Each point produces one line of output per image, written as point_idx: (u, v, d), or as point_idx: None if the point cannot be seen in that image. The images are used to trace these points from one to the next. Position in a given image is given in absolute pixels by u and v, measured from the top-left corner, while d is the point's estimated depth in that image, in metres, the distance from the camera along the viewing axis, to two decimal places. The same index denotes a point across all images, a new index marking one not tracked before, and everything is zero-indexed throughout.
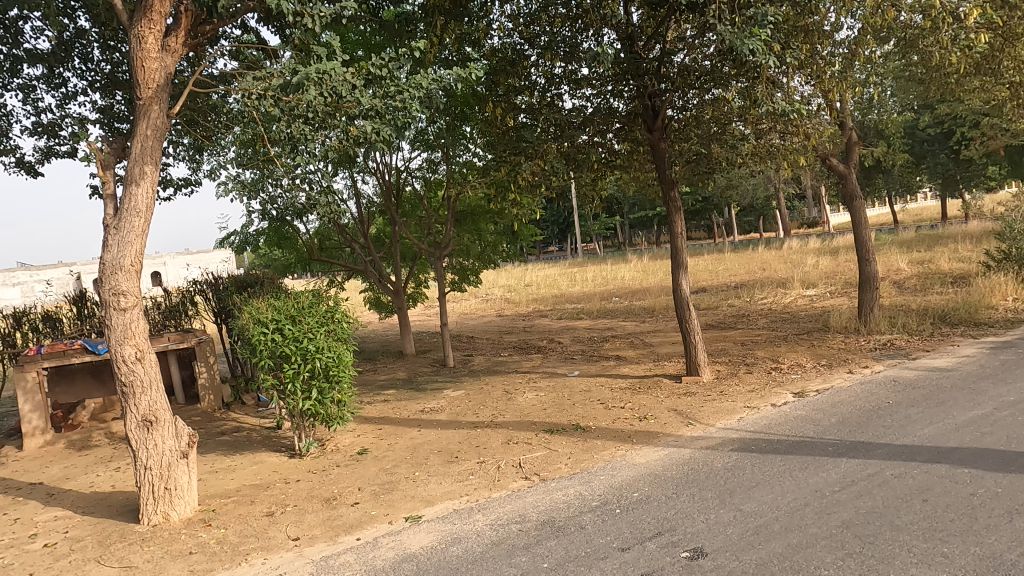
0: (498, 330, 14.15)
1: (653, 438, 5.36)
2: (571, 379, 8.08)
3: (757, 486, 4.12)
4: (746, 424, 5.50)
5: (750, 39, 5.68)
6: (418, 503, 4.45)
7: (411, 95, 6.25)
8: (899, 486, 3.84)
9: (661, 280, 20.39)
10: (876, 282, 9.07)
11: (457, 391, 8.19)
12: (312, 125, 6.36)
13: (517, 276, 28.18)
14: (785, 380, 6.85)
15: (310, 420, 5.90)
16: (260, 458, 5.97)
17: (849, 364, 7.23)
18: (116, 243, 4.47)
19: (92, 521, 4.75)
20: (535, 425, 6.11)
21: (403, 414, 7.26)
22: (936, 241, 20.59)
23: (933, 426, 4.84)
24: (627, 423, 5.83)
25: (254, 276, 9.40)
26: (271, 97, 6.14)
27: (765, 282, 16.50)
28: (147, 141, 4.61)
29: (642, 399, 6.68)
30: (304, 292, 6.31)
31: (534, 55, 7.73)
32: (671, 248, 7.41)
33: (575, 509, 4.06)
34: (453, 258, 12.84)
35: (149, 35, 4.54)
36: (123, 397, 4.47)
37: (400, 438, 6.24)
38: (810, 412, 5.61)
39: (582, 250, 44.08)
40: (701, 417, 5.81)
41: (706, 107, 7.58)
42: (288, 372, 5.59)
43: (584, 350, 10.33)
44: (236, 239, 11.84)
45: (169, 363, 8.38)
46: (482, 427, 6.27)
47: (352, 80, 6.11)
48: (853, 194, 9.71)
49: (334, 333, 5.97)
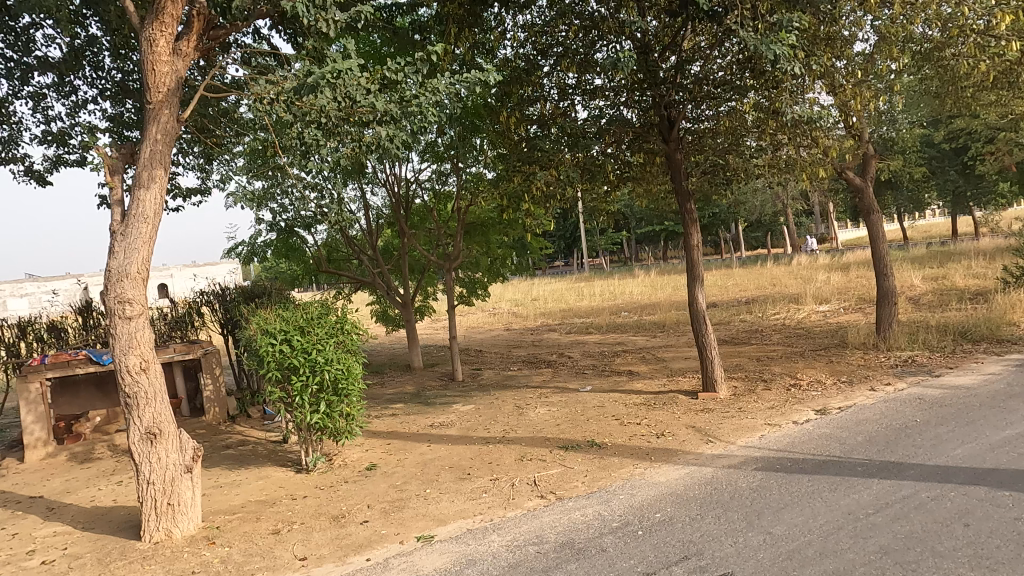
0: (507, 344, 14.01)
1: (672, 456, 5.18)
2: (583, 394, 7.92)
3: (786, 507, 3.94)
4: (768, 442, 5.32)
5: (774, 44, 5.55)
6: (430, 521, 4.28)
7: (427, 99, 6.00)
8: (938, 509, 3.65)
9: (670, 295, 20.25)
10: (894, 296, 8.93)
11: (466, 406, 8.03)
12: (325, 131, 6.27)
13: (524, 291, 28.01)
14: (806, 397, 6.65)
15: (317, 434, 5.75)
16: (266, 473, 5.81)
17: (870, 381, 7.03)
18: (123, 250, 4.36)
19: (92, 537, 4.59)
20: (549, 440, 5.94)
21: (412, 429, 7.07)
22: (948, 257, 20.38)
23: (967, 447, 4.64)
24: (643, 440, 5.64)
25: (263, 287, 9.31)
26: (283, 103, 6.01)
27: (775, 297, 16.37)
28: (157, 145, 4.49)
29: (657, 415, 6.50)
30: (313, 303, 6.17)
31: (547, 65, 7.66)
32: (685, 261, 7.25)
33: (594, 530, 3.88)
34: (462, 271, 12.81)
35: (160, 39, 4.43)
36: (126, 407, 4.34)
37: (410, 453, 6.08)
38: (834, 431, 5.43)
39: (588, 264, 43.74)
40: (721, 435, 5.62)
41: (723, 119, 7.45)
42: (296, 386, 5.45)
43: (595, 365, 10.16)
44: (244, 249, 11.90)
45: (175, 375, 8.26)
46: (493, 442, 6.10)
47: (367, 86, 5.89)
48: (870, 208, 9.52)
49: (342, 345, 5.82)
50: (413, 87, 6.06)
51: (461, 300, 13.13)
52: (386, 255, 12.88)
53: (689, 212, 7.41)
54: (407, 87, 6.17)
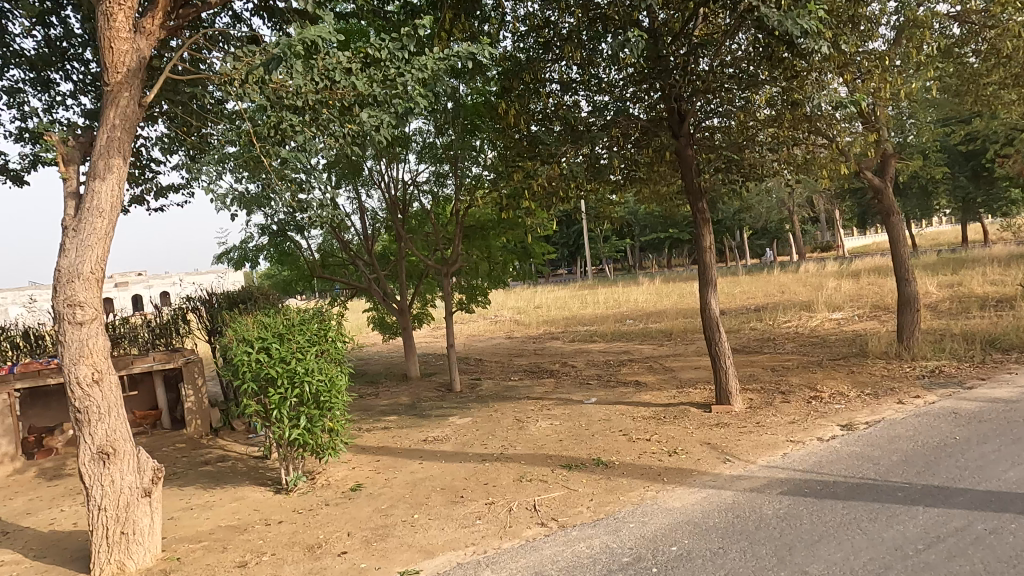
0: (508, 352, 13.53)
1: (686, 477, 4.69)
2: (587, 406, 7.43)
3: (821, 540, 3.45)
4: (793, 461, 4.82)
5: (800, 19, 5.16)
6: (416, 554, 3.79)
7: (413, 75, 5.47)
8: (1001, 546, 3.15)
9: (676, 303, 19.76)
10: (916, 303, 8.43)
11: (463, 419, 7.55)
12: (303, 116, 5.79)
13: (527, 298, 27.56)
14: (829, 410, 6.15)
15: (298, 451, 5.26)
16: (242, 493, 5.32)
17: (898, 393, 6.53)
18: (75, 248, 3.90)
19: (39, 569, 4.11)
20: (551, 458, 5.44)
21: (403, 444, 6.59)
22: (962, 264, 19.88)
23: (1019, 469, 4.14)
24: (654, 458, 5.15)
25: (250, 292, 8.87)
26: (255, 84, 5.53)
27: (785, 305, 15.87)
28: (115, 131, 4.04)
29: (668, 430, 6.01)
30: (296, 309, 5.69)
31: (552, 59, 7.27)
32: (696, 264, 6.78)
33: (602, 567, 3.38)
34: (461, 277, 12.35)
35: (118, 13, 3.99)
36: (76, 423, 3.87)
37: (399, 472, 5.59)
38: (866, 449, 4.93)
39: (592, 272, 43.18)
40: (739, 452, 5.12)
41: (737, 113, 6.99)
42: (274, 399, 4.98)
43: (600, 375, 9.67)
44: (236, 254, 11.53)
45: (155, 385, 7.79)
46: (490, 460, 5.61)
47: (346, 65, 5.39)
48: (889, 210, 9.01)
49: (322, 354, 5.29)
50: (398, 65, 5.53)
51: (460, 307, 12.68)
52: (383, 260, 12.46)
53: (702, 211, 6.91)
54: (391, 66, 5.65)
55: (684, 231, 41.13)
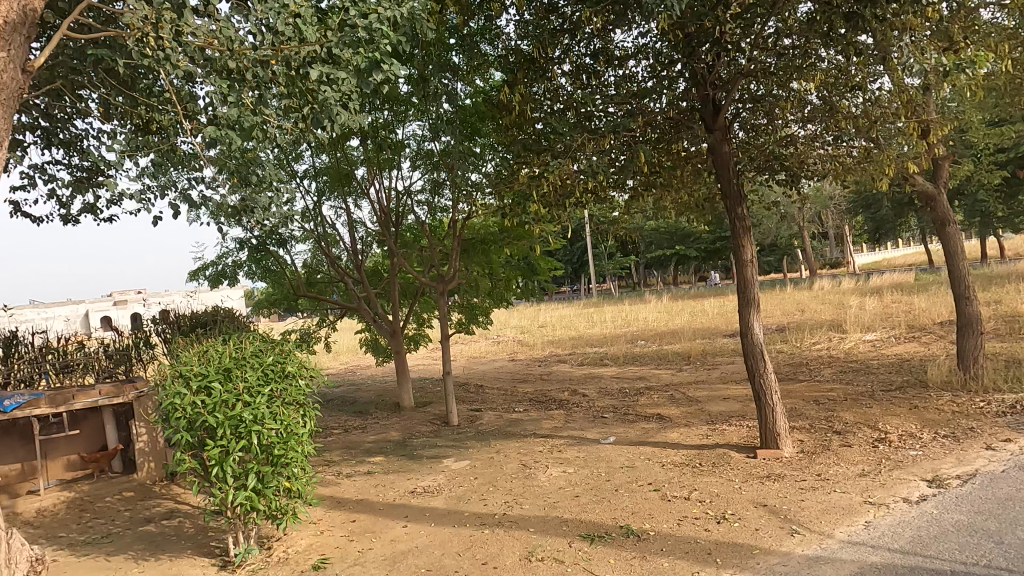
0: (512, 377, 12.42)
1: (747, 558, 3.59)
2: (605, 447, 6.33)
3: None
4: (883, 536, 3.71)
5: None
6: None
7: (378, 21, 4.39)
8: None
9: (688, 322, 18.66)
10: (979, 325, 7.32)
11: (459, 463, 6.44)
12: (243, 80, 4.68)
13: (531, 317, 26.46)
14: (903, 458, 5.04)
15: (248, 517, 4.17)
16: (177, 570, 4.23)
17: (982, 435, 5.42)
18: None
19: None
20: (567, 524, 4.34)
21: (386, 498, 5.49)
22: (991, 280, 18.76)
23: None
24: (698, 527, 4.05)
25: (218, 314, 7.83)
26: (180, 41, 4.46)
27: (809, 325, 14.77)
28: None
29: (708, 482, 4.91)
30: (246, 341, 4.57)
31: (563, 49, 6.42)
32: (735, 279, 5.72)
33: None
34: (460, 296, 11.28)
35: None
36: None
37: (377, 540, 4.50)
38: (976, 519, 3.81)
39: (596, 289, 42.06)
40: (807, 519, 4.02)
41: (780, 100, 5.96)
42: (213, 454, 3.90)
43: (616, 406, 8.56)
44: (212, 270, 10.53)
45: (106, 424, 6.75)
46: (491, 525, 4.51)
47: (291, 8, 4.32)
48: (945, 219, 7.89)
49: (279, 394, 4.16)
50: (356, 8, 4.47)
51: (460, 328, 11.61)
52: (375, 277, 11.39)
53: (743, 216, 5.83)
54: (349, 12, 4.59)
55: (692, 247, 40.03)
